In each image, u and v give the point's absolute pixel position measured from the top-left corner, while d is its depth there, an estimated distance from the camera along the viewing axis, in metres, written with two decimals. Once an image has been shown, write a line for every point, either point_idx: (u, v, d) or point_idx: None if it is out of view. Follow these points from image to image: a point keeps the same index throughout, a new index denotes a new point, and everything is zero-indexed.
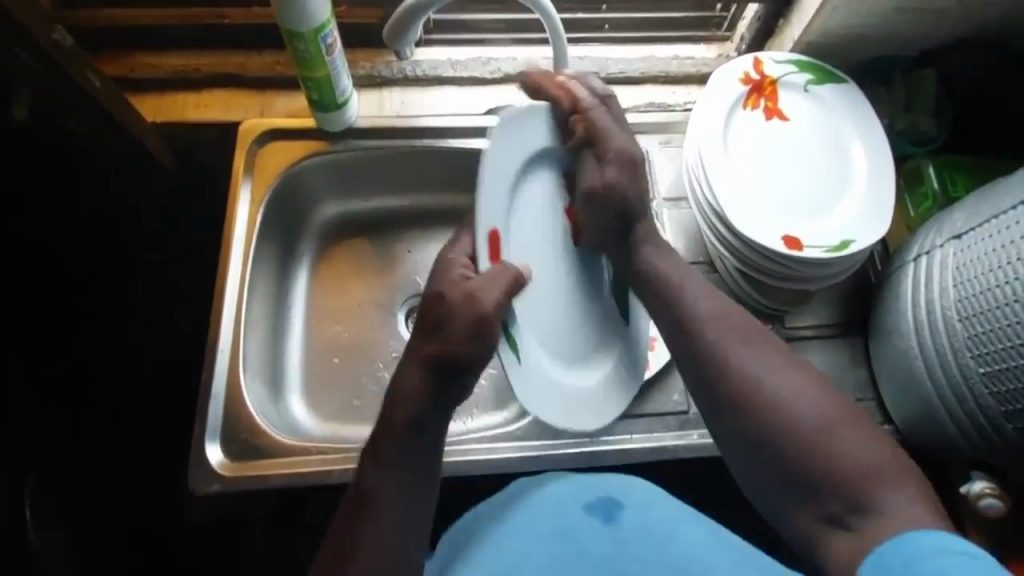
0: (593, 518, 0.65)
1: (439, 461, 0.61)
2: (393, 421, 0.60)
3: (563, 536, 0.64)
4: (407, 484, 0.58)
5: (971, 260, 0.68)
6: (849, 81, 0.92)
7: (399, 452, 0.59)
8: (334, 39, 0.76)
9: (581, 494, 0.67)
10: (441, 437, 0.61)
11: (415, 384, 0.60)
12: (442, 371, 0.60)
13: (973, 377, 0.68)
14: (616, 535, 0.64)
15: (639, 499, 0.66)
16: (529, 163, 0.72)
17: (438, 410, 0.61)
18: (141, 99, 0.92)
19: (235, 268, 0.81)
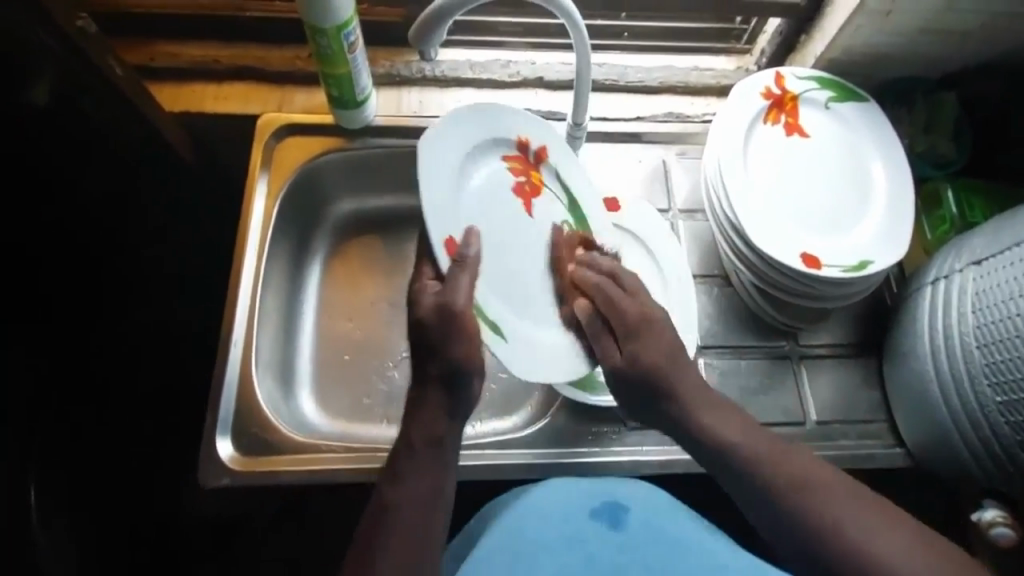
0: (600, 524, 0.67)
1: (451, 476, 0.62)
2: (411, 439, 0.62)
3: (572, 544, 0.66)
4: (421, 497, 0.59)
5: (991, 286, 0.67)
6: (871, 100, 0.91)
7: (416, 466, 0.60)
8: (356, 36, 0.76)
9: (589, 499, 0.68)
10: (454, 451, 0.62)
11: (433, 400, 0.62)
12: (457, 388, 0.62)
13: (990, 405, 0.68)
14: (623, 542, 0.67)
15: (643, 503, 0.68)
16: (473, 150, 0.70)
17: (451, 424, 0.62)
18: (159, 89, 0.91)
19: (250, 261, 0.81)
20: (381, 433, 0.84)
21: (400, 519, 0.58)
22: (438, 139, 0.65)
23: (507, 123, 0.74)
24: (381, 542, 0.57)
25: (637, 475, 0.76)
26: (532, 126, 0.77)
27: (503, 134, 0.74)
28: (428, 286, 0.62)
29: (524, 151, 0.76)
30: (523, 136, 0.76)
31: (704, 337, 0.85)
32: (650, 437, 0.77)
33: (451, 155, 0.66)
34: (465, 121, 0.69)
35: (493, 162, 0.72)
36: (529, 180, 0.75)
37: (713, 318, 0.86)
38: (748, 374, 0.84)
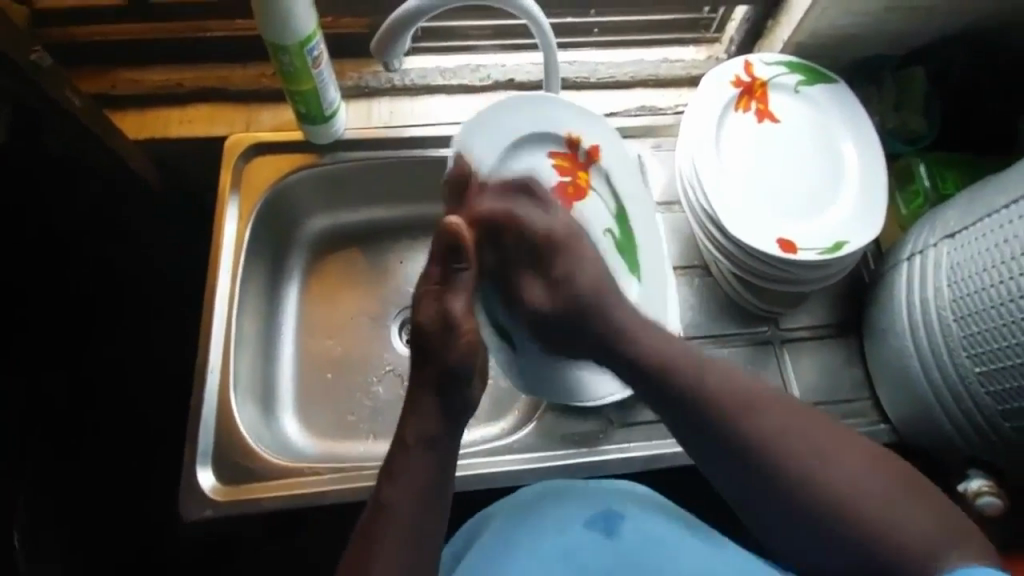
0: (593, 532, 0.63)
1: (451, 473, 0.61)
2: (406, 438, 0.60)
3: (563, 558, 0.61)
4: (419, 503, 0.58)
5: (965, 259, 0.67)
6: (839, 81, 0.91)
7: (411, 467, 0.59)
8: (320, 51, 0.75)
9: (580, 509, 0.65)
10: (452, 454, 0.61)
11: (427, 401, 0.62)
12: (453, 389, 0.62)
13: (970, 376, 0.68)
14: (617, 549, 0.62)
15: (636, 508, 0.65)
16: (520, 145, 0.78)
17: (447, 429, 0.62)
18: (123, 116, 0.91)
19: (223, 285, 0.80)
20: (366, 449, 0.83)
21: (397, 520, 0.57)
22: (491, 131, 0.75)
23: (561, 119, 0.81)
24: (376, 549, 0.56)
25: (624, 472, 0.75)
26: (590, 125, 0.83)
27: (555, 131, 0.81)
28: (429, 289, 0.65)
29: (574, 148, 0.82)
30: (573, 134, 0.82)
31: (685, 328, 0.85)
32: (636, 434, 0.76)
33: (493, 149, 0.76)
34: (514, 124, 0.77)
35: (538, 159, 0.80)
36: (574, 179, 0.82)
37: (695, 308, 0.86)
38: (731, 364, 0.83)
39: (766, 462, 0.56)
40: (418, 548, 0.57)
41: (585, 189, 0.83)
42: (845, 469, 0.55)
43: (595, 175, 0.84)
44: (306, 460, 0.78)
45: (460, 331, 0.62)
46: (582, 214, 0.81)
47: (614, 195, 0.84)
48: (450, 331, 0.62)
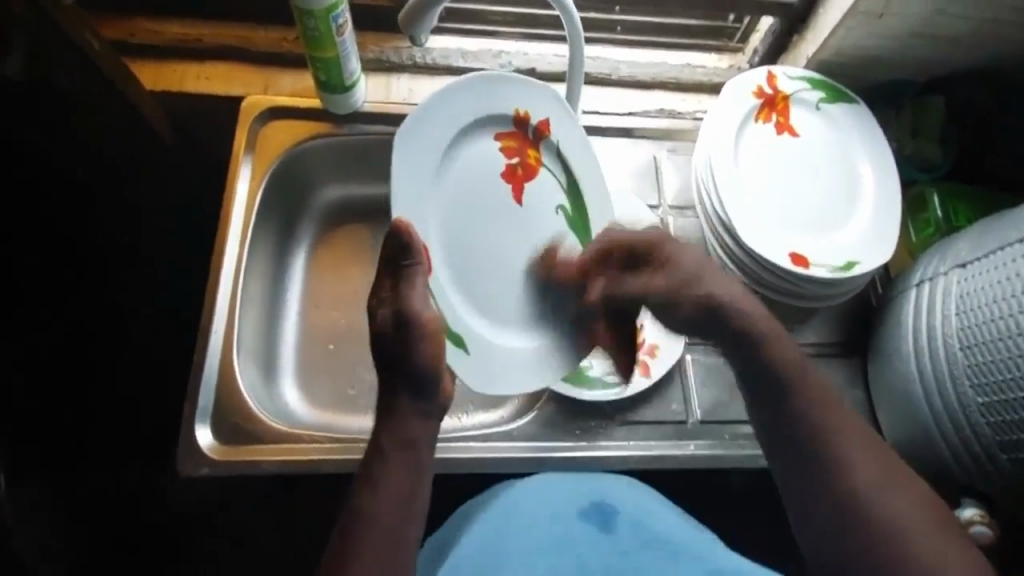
0: (590, 524, 0.72)
1: (428, 470, 0.61)
2: (381, 442, 0.60)
3: (560, 546, 0.71)
4: (397, 505, 0.58)
5: (976, 290, 0.68)
6: (860, 102, 0.92)
7: (389, 467, 0.58)
8: (345, 19, 0.74)
9: (577, 502, 0.72)
10: (429, 450, 0.61)
11: (405, 408, 0.60)
12: (429, 397, 0.61)
13: (971, 406, 0.69)
14: (615, 543, 0.72)
15: (632, 505, 0.73)
16: (466, 129, 0.68)
17: (424, 426, 0.61)
18: (139, 65, 0.88)
19: (231, 249, 0.79)
20: (364, 426, 0.82)
21: (376, 522, 0.56)
22: (434, 121, 0.64)
23: (506, 97, 0.72)
24: (356, 548, 0.55)
25: (623, 471, 0.75)
26: (536, 100, 0.74)
27: (500, 109, 0.71)
28: (381, 300, 0.61)
29: (522, 127, 0.74)
30: (521, 110, 0.73)
31: None
32: (637, 433, 0.76)
33: (437, 142, 0.65)
34: (465, 104, 0.67)
35: (484, 143, 0.70)
36: (523, 161, 0.73)
37: None
38: None
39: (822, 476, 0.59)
40: (401, 547, 0.57)
41: (536, 168, 0.74)
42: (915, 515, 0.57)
43: (544, 153, 0.76)
44: (303, 429, 0.77)
45: (423, 327, 0.59)
46: (535, 197, 0.73)
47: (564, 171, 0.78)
48: (408, 330, 0.59)
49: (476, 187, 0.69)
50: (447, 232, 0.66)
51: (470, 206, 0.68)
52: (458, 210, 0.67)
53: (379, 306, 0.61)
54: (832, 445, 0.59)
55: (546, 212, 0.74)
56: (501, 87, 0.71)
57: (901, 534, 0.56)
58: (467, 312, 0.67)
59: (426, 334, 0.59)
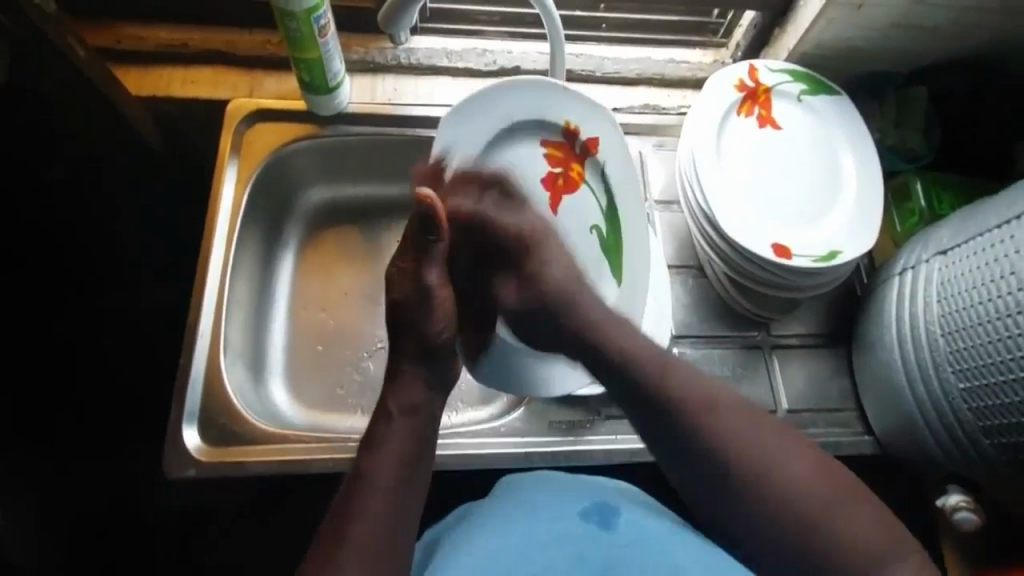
0: (589, 524, 0.66)
1: (432, 445, 0.62)
2: (388, 407, 0.62)
3: (561, 540, 0.65)
4: (395, 473, 0.58)
5: (956, 276, 0.69)
6: (842, 93, 0.93)
7: (395, 430, 0.61)
8: (328, 20, 0.74)
9: (579, 499, 0.68)
10: (431, 423, 0.63)
11: (408, 371, 0.65)
12: (434, 363, 0.66)
13: (954, 393, 0.69)
14: (614, 541, 0.65)
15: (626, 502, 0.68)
16: (506, 136, 0.74)
17: (429, 396, 0.64)
18: (124, 71, 0.88)
19: (218, 253, 0.79)
20: (354, 425, 0.83)
21: (376, 487, 0.56)
22: (472, 130, 0.70)
23: (557, 109, 0.75)
24: (360, 505, 0.56)
25: (609, 465, 0.76)
26: (587, 115, 0.77)
27: (551, 122, 0.75)
28: (401, 268, 0.66)
29: (572, 139, 0.78)
30: (571, 123, 0.76)
31: (678, 326, 0.86)
32: (624, 427, 0.77)
33: (475, 146, 0.71)
34: (507, 110, 0.72)
35: (529, 150, 0.76)
36: (565, 171, 0.78)
37: (689, 309, 0.87)
38: (721, 365, 0.84)
39: (746, 489, 0.56)
40: (402, 519, 0.57)
41: (576, 182, 0.79)
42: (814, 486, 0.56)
43: (589, 168, 0.80)
44: (292, 429, 0.78)
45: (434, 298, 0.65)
46: (570, 208, 0.79)
47: (606, 189, 0.81)
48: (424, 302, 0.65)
49: (513, 189, 0.75)
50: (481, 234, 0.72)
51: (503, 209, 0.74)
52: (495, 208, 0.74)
53: (397, 277, 0.67)
54: (751, 455, 0.57)
55: (578, 223, 0.80)
56: (555, 100, 0.74)
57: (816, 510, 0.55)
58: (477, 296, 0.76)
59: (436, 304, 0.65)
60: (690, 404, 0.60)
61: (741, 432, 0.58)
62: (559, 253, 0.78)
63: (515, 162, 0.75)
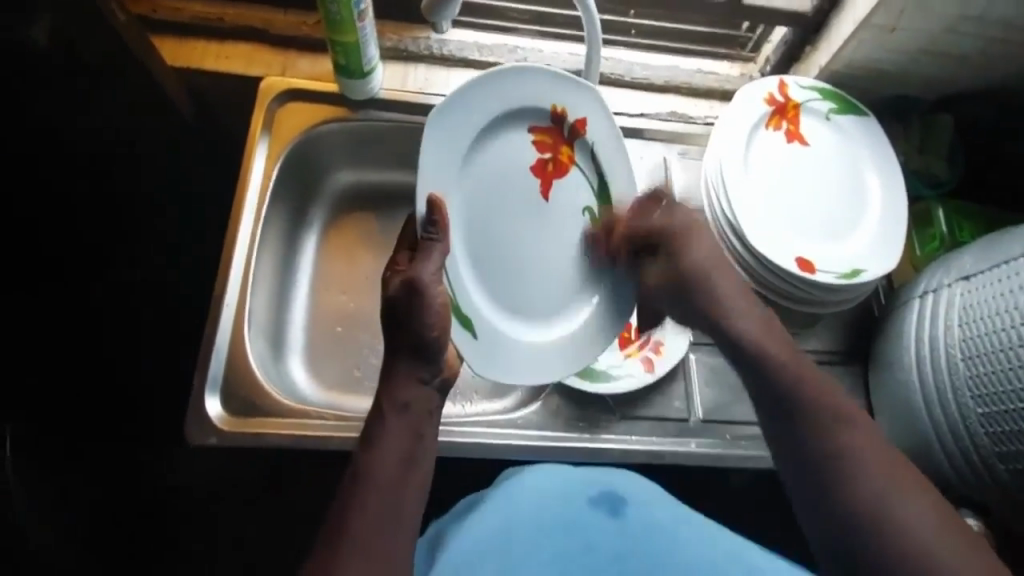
0: (600, 513, 0.64)
1: (429, 441, 0.62)
2: (381, 408, 0.61)
3: (567, 531, 0.63)
4: (392, 472, 0.57)
5: (979, 302, 0.69)
6: (870, 114, 0.93)
7: (391, 429, 0.60)
8: (366, 6, 0.75)
9: (586, 486, 0.66)
10: (427, 417, 0.62)
11: (403, 371, 0.62)
12: (432, 363, 0.64)
13: (971, 417, 0.70)
14: (623, 531, 0.63)
15: (640, 495, 0.66)
16: (496, 121, 0.71)
17: (423, 393, 0.63)
18: (161, 42, 0.89)
19: (246, 227, 0.79)
20: (368, 408, 0.83)
21: (374, 486, 0.56)
22: (465, 114, 0.67)
23: (541, 88, 0.73)
24: (358, 506, 0.55)
25: (624, 465, 0.76)
26: (574, 97, 0.76)
27: (537, 103, 0.74)
28: (398, 271, 0.64)
29: (558, 123, 0.76)
30: (559, 106, 0.75)
31: None
32: (639, 428, 0.77)
33: (466, 132, 0.68)
34: (498, 96, 0.70)
35: (519, 135, 0.73)
36: (554, 157, 0.76)
37: None
38: None
39: (799, 428, 0.57)
40: (401, 519, 0.56)
41: (567, 167, 0.77)
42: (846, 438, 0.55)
43: (579, 151, 0.78)
44: (310, 405, 0.78)
45: (428, 297, 0.62)
46: (562, 193, 0.76)
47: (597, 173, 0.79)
48: (416, 299, 0.62)
49: (504, 176, 0.72)
50: (470, 221, 0.69)
51: (495, 196, 0.71)
52: (485, 196, 0.70)
53: (393, 278, 0.64)
54: (807, 400, 0.58)
55: (572, 209, 0.77)
56: (539, 79, 0.73)
57: (848, 454, 0.54)
58: (473, 295, 0.70)
59: (434, 302, 0.62)
60: (774, 353, 0.61)
61: (804, 378, 0.59)
62: (552, 238, 0.75)
63: (504, 149, 0.72)
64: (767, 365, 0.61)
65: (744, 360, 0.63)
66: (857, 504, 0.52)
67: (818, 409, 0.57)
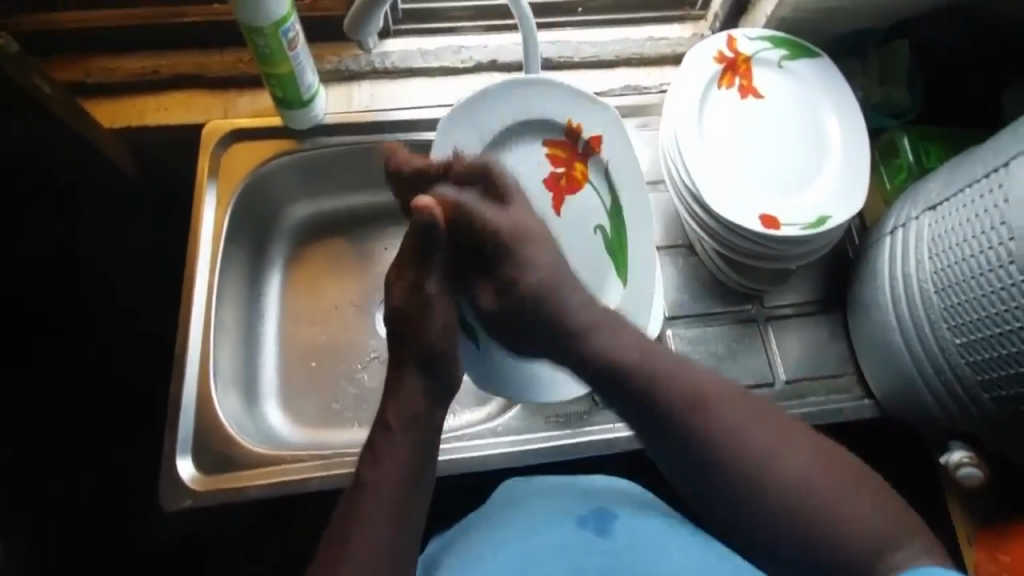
0: (587, 532, 0.63)
1: (431, 466, 0.61)
2: (388, 419, 0.61)
3: (558, 553, 0.61)
4: (392, 500, 0.57)
5: (946, 231, 0.67)
6: (823, 55, 0.91)
7: (397, 445, 0.59)
8: (295, 32, 0.74)
9: (577, 506, 0.66)
10: (432, 433, 0.62)
11: (409, 384, 0.62)
12: (435, 373, 0.63)
13: (950, 348, 0.68)
14: (610, 548, 0.61)
15: (632, 510, 0.65)
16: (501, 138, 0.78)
17: (429, 409, 0.63)
18: (96, 104, 0.89)
19: (201, 279, 0.80)
20: (352, 437, 0.83)
21: (372, 515, 0.56)
22: (468, 129, 0.75)
23: (557, 107, 0.78)
24: (352, 534, 0.55)
25: (609, 454, 0.75)
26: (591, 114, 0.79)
27: (553, 119, 0.79)
28: (400, 278, 0.64)
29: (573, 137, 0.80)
30: (575, 122, 0.79)
31: (671, 308, 0.85)
32: None
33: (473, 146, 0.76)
34: (504, 113, 0.77)
35: (530, 149, 0.79)
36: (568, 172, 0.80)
37: (680, 288, 0.86)
38: (714, 342, 0.83)
39: (748, 486, 0.55)
40: (394, 541, 0.56)
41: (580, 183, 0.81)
42: (822, 482, 0.55)
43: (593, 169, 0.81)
44: (288, 448, 0.78)
45: (439, 309, 0.63)
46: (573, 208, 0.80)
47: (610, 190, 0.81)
48: (429, 310, 0.63)
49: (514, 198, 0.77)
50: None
51: None
52: None
53: (394, 286, 0.64)
54: (751, 448, 0.56)
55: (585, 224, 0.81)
56: (560, 97, 0.78)
57: (810, 496, 0.54)
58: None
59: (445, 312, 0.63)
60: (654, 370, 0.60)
61: (744, 428, 0.57)
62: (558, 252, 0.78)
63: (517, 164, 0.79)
64: (706, 436, 0.57)
65: (668, 421, 0.58)
66: (845, 549, 0.54)
67: (765, 470, 0.55)
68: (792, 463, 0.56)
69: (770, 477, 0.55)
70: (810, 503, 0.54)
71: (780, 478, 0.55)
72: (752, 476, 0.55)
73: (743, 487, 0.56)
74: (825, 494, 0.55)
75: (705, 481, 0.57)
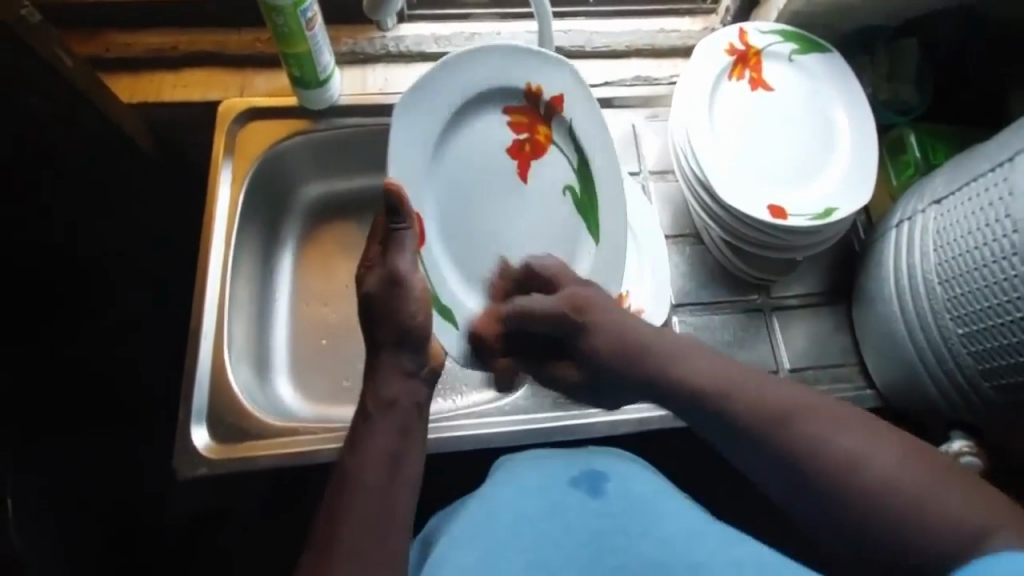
0: (579, 492, 0.65)
1: (414, 439, 0.63)
2: (367, 409, 0.63)
3: (552, 511, 0.62)
4: (383, 472, 0.59)
5: (951, 224, 0.69)
6: (832, 50, 0.91)
7: (378, 428, 0.62)
8: (313, 12, 0.75)
9: (568, 471, 0.67)
10: (413, 412, 0.64)
11: (387, 364, 0.65)
12: (413, 352, 0.66)
13: (952, 339, 0.70)
14: (604, 508, 0.63)
15: (624, 474, 0.67)
16: (467, 106, 0.71)
17: (413, 387, 0.65)
18: (115, 79, 0.90)
19: (216, 255, 0.81)
20: None
21: (362, 490, 0.57)
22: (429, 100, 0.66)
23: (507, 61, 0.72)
24: (345, 511, 0.56)
25: (614, 436, 0.77)
26: (550, 74, 0.75)
27: (513, 82, 0.73)
28: (370, 268, 0.65)
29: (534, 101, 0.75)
30: (534, 85, 0.74)
31: (677, 296, 0.87)
32: None
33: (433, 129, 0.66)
34: (466, 79, 0.69)
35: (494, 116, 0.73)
36: (532, 138, 0.76)
37: (686, 277, 0.88)
38: (721, 331, 0.85)
39: (798, 461, 0.51)
40: (386, 515, 0.57)
41: (544, 146, 0.77)
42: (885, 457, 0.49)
43: (556, 131, 0.78)
44: (300, 422, 0.80)
45: (411, 291, 0.63)
46: (541, 173, 0.77)
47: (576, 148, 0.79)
48: (397, 292, 0.63)
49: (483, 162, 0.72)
50: (451, 220, 0.70)
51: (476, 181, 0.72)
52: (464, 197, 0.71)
53: (366, 275, 0.65)
54: (787, 429, 0.53)
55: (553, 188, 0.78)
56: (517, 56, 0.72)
57: (868, 471, 0.48)
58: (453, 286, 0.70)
59: (414, 295, 0.64)
60: None
61: (790, 402, 0.54)
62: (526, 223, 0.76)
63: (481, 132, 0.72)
64: (751, 417, 0.55)
65: (690, 379, 0.59)
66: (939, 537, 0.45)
67: (819, 444, 0.51)
68: (853, 435, 0.50)
69: (831, 456, 0.50)
70: (873, 480, 0.48)
71: (842, 452, 0.50)
72: (799, 450, 0.52)
73: (794, 466, 0.51)
74: (897, 476, 0.47)
75: (757, 457, 0.54)
